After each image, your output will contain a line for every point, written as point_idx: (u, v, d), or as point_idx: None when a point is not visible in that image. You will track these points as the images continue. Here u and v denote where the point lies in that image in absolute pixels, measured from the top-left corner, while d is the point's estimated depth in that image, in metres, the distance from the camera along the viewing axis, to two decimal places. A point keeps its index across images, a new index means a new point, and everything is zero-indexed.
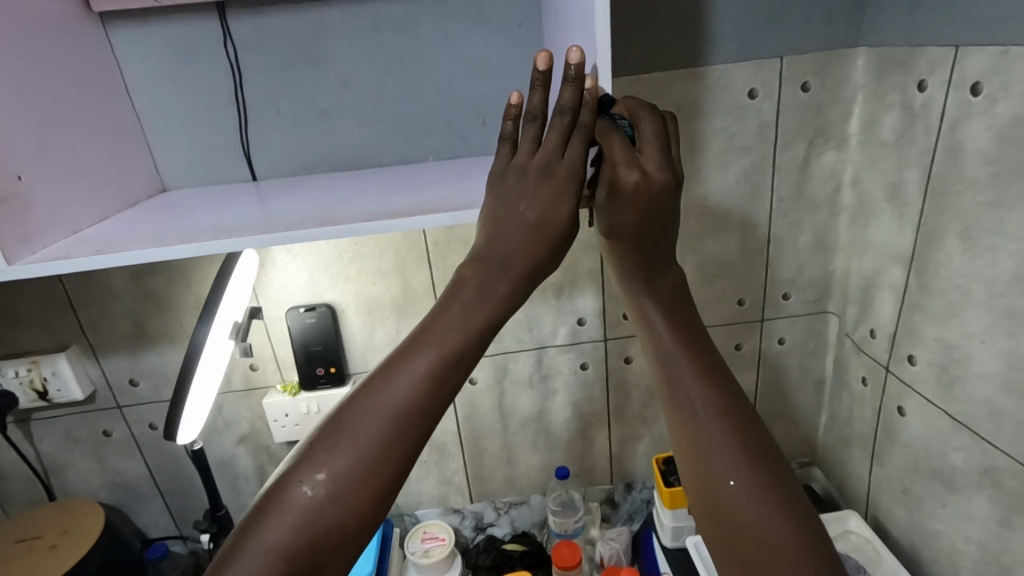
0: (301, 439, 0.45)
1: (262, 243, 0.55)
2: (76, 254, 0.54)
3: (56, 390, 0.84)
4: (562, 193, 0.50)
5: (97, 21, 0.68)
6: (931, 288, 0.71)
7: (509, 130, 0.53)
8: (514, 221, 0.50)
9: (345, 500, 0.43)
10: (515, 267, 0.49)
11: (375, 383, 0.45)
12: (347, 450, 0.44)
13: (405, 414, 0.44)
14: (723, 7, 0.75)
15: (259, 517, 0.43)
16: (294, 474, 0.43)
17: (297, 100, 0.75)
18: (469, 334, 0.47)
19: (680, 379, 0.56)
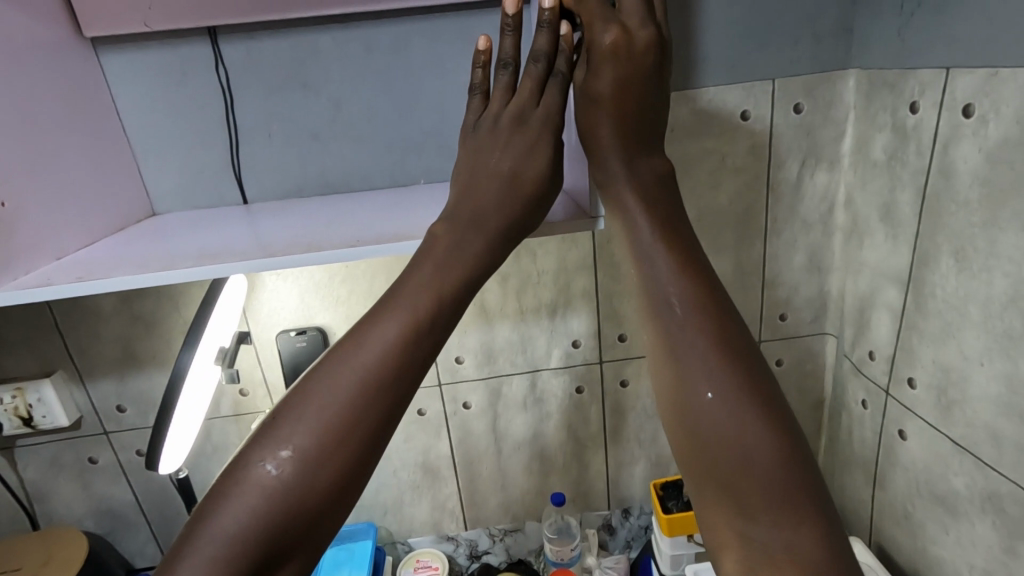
0: (264, 417, 0.44)
1: (248, 268, 0.55)
2: (58, 280, 0.53)
3: (41, 416, 0.82)
4: (534, 143, 0.55)
5: (89, 46, 0.68)
6: (928, 309, 0.71)
7: (483, 77, 0.59)
8: (490, 175, 0.55)
9: (311, 475, 0.42)
10: (489, 225, 0.52)
11: (343, 352, 0.45)
12: (312, 420, 0.43)
13: (374, 378, 0.44)
14: (713, 30, 0.75)
15: (220, 500, 0.41)
16: (258, 453, 0.42)
17: (289, 124, 0.75)
18: (439, 299, 0.48)
19: (684, 344, 0.48)
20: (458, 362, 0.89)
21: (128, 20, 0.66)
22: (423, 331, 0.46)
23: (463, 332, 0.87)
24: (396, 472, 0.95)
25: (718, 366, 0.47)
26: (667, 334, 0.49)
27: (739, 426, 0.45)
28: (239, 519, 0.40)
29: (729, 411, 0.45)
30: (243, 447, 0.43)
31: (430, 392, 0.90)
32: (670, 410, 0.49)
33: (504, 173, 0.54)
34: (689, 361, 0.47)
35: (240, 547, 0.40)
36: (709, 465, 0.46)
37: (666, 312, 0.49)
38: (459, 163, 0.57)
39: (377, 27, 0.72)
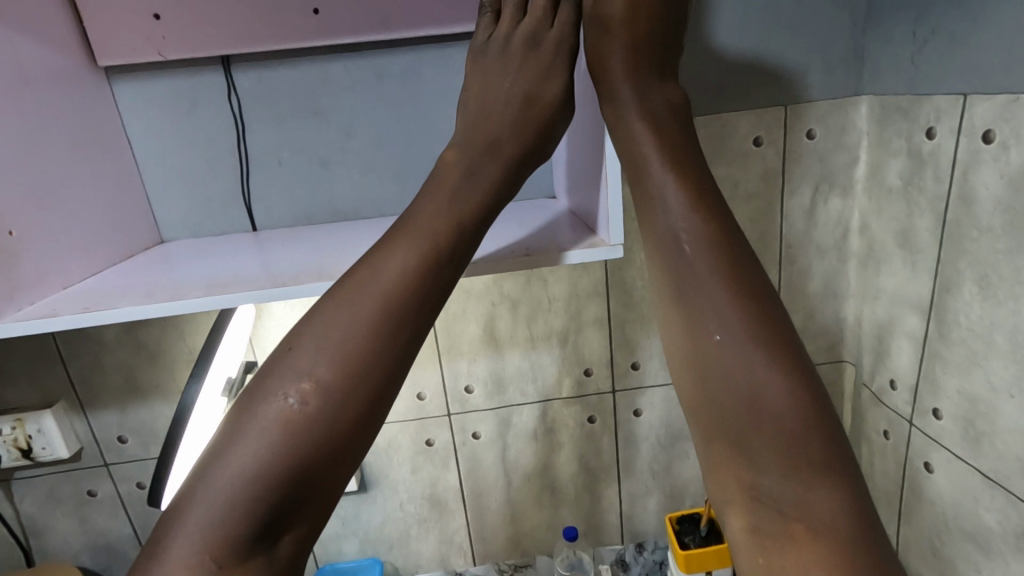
0: (281, 352, 0.49)
1: (257, 298, 0.53)
2: (64, 311, 0.52)
3: (40, 448, 0.80)
4: (548, 65, 0.58)
5: (102, 75, 0.68)
6: (951, 337, 0.69)
7: (491, 0, 0.61)
8: (504, 99, 0.59)
9: (329, 409, 0.46)
10: (502, 150, 0.58)
11: (356, 287, 0.50)
12: (329, 355, 0.48)
13: (386, 313, 0.49)
14: (724, 56, 0.75)
15: (240, 430, 0.46)
16: (278, 387, 0.47)
17: (298, 152, 0.74)
18: (448, 235, 0.52)
19: (696, 289, 0.51)
20: (467, 391, 0.87)
21: (141, 49, 0.66)
22: (432, 268, 0.51)
23: (472, 359, 0.86)
24: (403, 504, 0.92)
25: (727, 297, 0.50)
26: (680, 280, 0.52)
27: (750, 366, 0.48)
28: (257, 448, 0.45)
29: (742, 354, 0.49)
30: (260, 382, 0.48)
31: (438, 422, 0.88)
32: (684, 359, 0.53)
33: (519, 95, 0.58)
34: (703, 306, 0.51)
35: (256, 479, 0.44)
36: (718, 408, 0.49)
37: (678, 257, 0.53)
38: (469, 84, 0.61)
39: (388, 55, 0.72)
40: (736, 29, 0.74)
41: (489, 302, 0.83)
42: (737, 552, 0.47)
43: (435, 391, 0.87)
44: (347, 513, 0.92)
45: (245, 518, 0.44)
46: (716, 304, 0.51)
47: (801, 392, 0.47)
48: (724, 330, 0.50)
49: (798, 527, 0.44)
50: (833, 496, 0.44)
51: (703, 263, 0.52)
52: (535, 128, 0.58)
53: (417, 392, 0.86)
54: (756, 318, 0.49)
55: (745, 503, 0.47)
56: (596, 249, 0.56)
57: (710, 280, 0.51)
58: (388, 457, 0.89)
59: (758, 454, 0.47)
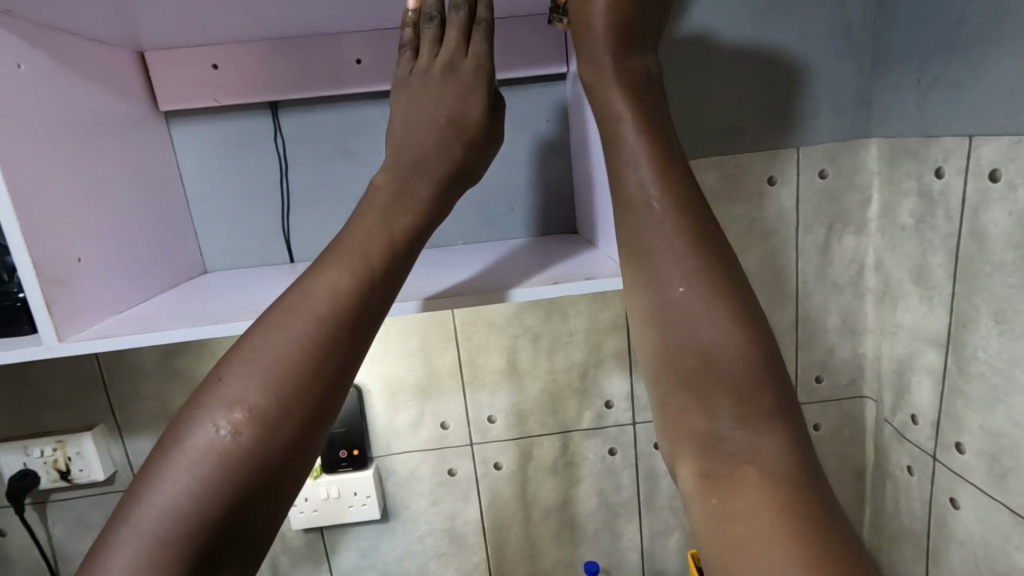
0: (213, 379, 0.49)
1: None
2: (123, 331, 0.55)
3: (78, 470, 0.83)
4: (470, 89, 0.58)
5: (161, 119, 0.74)
6: (970, 371, 0.70)
7: (410, 36, 0.60)
8: (427, 122, 0.58)
9: (264, 433, 0.47)
10: (433, 168, 0.58)
11: (293, 307, 0.51)
12: (261, 381, 0.48)
13: (321, 334, 0.50)
14: (736, 99, 0.79)
15: (173, 459, 0.46)
16: (207, 417, 0.47)
17: (335, 190, 0.79)
18: (383, 254, 0.54)
19: (669, 273, 0.54)
20: (489, 422, 0.89)
21: (198, 96, 0.72)
22: (365, 286, 0.52)
23: (494, 391, 0.88)
24: (423, 537, 0.93)
25: (695, 270, 0.53)
26: (646, 251, 0.55)
27: (717, 360, 0.51)
28: (186, 483, 0.45)
29: (721, 328, 0.51)
30: (189, 412, 0.48)
31: (460, 452, 0.90)
32: (657, 336, 0.55)
33: (442, 119, 0.58)
34: (673, 289, 0.53)
35: (192, 512, 0.45)
36: (695, 383, 0.52)
37: (652, 244, 0.54)
38: (393, 115, 0.60)
39: None
40: (748, 75, 0.79)
41: (512, 334, 0.86)
42: (689, 498, 0.51)
43: (458, 422, 0.88)
44: (368, 544, 0.93)
45: (179, 545, 0.44)
46: (696, 296, 0.52)
47: (760, 370, 0.50)
48: (701, 339, 0.52)
49: (745, 470, 0.48)
50: (776, 440, 0.49)
51: (678, 265, 0.53)
52: (471, 148, 0.59)
53: (440, 421, 0.88)
54: (722, 311, 0.52)
55: (701, 449, 0.51)
56: (542, 287, 0.57)
57: (689, 294, 0.53)
58: (410, 488, 0.90)
59: (716, 413, 0.50)
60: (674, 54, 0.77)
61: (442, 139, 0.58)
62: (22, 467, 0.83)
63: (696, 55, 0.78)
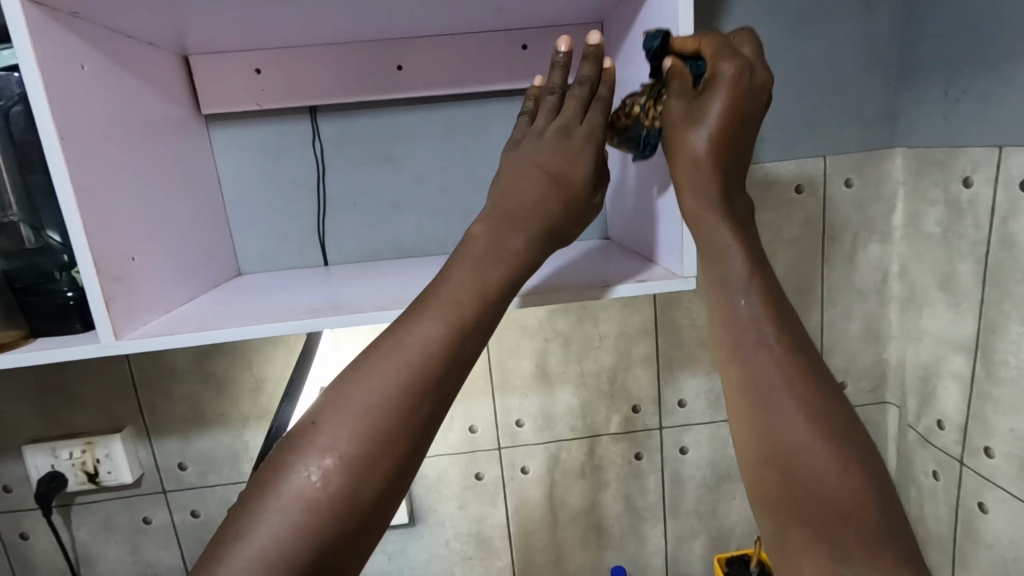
0: (305, 423, 0.48)
1: (345, 323, 0.57)
2: (178, 329, 0.55)
3: (106, 472, 0.83)
4: (578, 150, 0.57)
5: (202, 122, 0.75)
6: (1000, 376, 0.71)
7: (530, 107, 0.61)
8: (532, 177, 0.57)
9: (353, 482, 0.46)
10: (527, 223, 0.56)
11: (385, 354, 0.50)
12: (352, 428, 0.47)
13: (413, 384, 0.49)
14: (766, 109, 0.81)
15: (263, 502, 0.45)
16: (300, 461, 0.47)
17: (373, 195, 0.80)
18: (474, 304, 0.52)
19: (762, 372, 0.54)
20: (518, 426, 0.89)
21: (241, 100, 0.73)
22: (458, 336, 0.51)
23: (524, 395, 0.88)
24: (450, 541, 0.93)
25: (785, 372, 0.53)
26: (737, 348, 0.55)
27: (818, 472, 0.50)
28: (277, 530, 0.44)
29: (815, 433, 0.51)
30: (282, 455, 0.48)
31: (488, 456, 0.90)
32: (750, 439, 0.54)
33: (546, 176, 0.57)
34: (769, 388, 0.53)
35: (281, 559, 0.44)
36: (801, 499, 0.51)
37: (743, 339, 0.55)
38: (500, 171, 0.59)
39: (461, 108, 0.78)
40: (778, 86, 0.80)
41: (543, 339, 0.86)
42: None
43: (486, 425, 0.89)
44: (394, 548, 0.92)
45: None
46: (791, 399, 0.53)
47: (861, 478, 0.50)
48: (799, 441, 0.51)
49: None
50: (892, 568, 0.48)
51: (767, 364, 0.54)
52: (569, 211, 0.57)
53: (469, 425, 0.88)
54: (815, 412, 0.52)
55: None
56: (628, 284, 0.59)
57: (781, 392, 0.53)
58: (437, 492, 0.90)
59: (829, 534, 0.50)
60: None
61: (543, 194, 0.56)
62: (50, 469, 0.83)
63: None
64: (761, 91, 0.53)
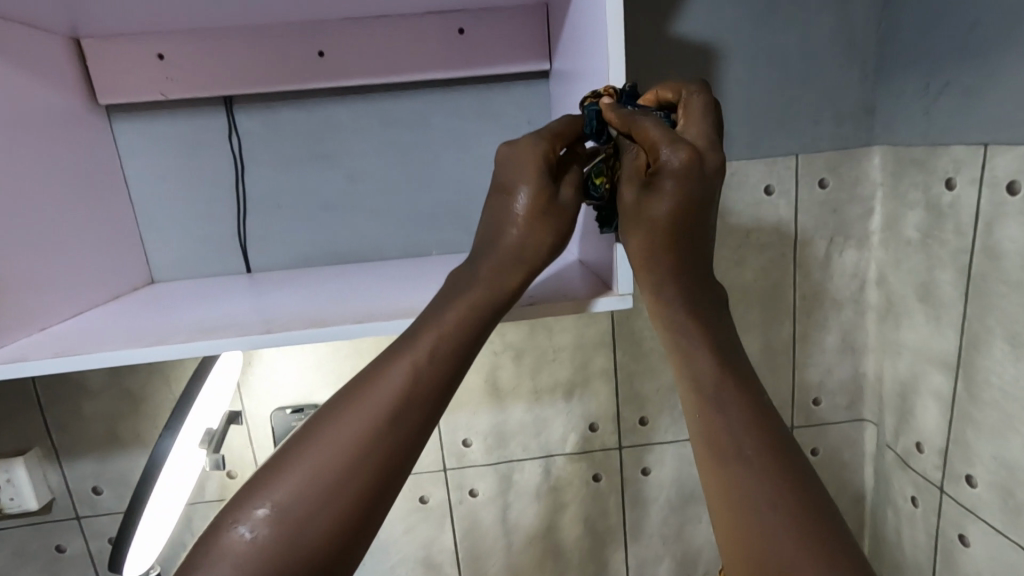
0: (263, 464, 0.44)
1: (230, 346, 0.49)
2: (34, 355, 0.48)
3: (9, 499, 0.75)
4: (523, 162, 0.47)
5: (102, 114, 0.67)
6: (982, 398, 0.65)
7: None
8: (496, 202, 0.50)
9: (301, 535, 0.41)
10: (501, 254, 0.48)
11: (356, 391, 0.45)
12: (307, 471, 0.42)
13: (382, 424, 0.44)
14: (732, 103, 0.74)
15: (207, 550, 0.40)
16: (246, 505, 0.41)
17: (298, 196, 0.72)
18: (455, 333, 0.46)
19: (725, 423, 0.47)
20: (465, 446, 0.82)
21: (143, 90, 0.65)
22: (433, 373, 0.45)
23: (471, 413, 0.81)
24: (395, 568, 0.86)
25: (751, 429, 0.47)
26: (705, 399, 0.48)
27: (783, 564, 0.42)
28: None
29: (777, 504, 0.44)
30: (233, 498, 0.43)
31: (434, 478, 0.83)
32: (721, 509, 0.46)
33: (503, 198, 0.49)
34: (733, 441, 0.47)
35: None
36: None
37: (708, 389, 0.48)
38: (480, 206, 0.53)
39: (393, 100, 0.71)
40: (745, 77, 0.73)
41: (491, 352, 0.79)
42: None
43: (432, 445, 0.82)
44: None
45: None
46: (756, 462, 0.46)
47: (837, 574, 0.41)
48: (759, 513, 0.44)
49: None
50: None
51: (726, 418, 0.47)
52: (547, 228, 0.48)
53: None
54: (780, 483, 0.45)
55: None
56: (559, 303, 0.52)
57: (744, 449, 0.46)
58: None
59: None
60: (666, 54, 0.72)
61: (509, 220, 0.49)
62: None
63: (690, 55, 0.72)
64: (710, 175, 0.45)
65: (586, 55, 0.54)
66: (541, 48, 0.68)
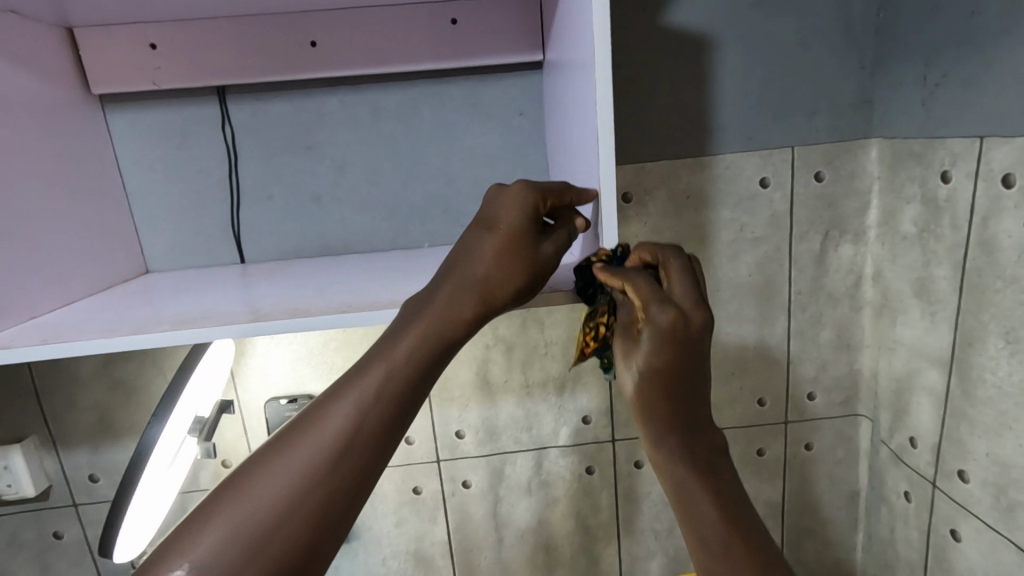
0: (195, 507, 0.44)
1: (214, 335, 0.49)
2: (21, 342, 0.49)
3: (6, 485, 0.76)
4: (517, 200, 0.49)
5: (96, 103, 0.67)
6: (976, 395, 0.64)
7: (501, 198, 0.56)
8: (476, 234, 0.50)
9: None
10: (468, 287, 0.48)
11: (294, 432, 0.45)
12: (240, 515, 0.42)
13: (320, 465, 0.44)
14: (727, 95, 0.73)
15: None
16: (179, 551, 0.42)
17: (291, 187, 0.72)
18: (405, 371, 0.47)
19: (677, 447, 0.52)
20: (458, 437, 0.82)
21: (136, 79, 0.65)
22: (379, 413, 0.46)
23: (463, 406, 0.81)
24: (386, 559, 0.86)
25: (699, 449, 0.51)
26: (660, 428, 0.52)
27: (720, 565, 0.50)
28: None
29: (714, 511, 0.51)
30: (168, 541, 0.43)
31: (426, 469, 0.83)
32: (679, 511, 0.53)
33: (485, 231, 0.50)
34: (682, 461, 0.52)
35: None
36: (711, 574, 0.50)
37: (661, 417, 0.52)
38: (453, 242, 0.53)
39: (386, 91, 0.71)
40: (741, 69, 0.73)
41: (484, 345, 0.79)
42: None
43: (424, 437, 0.82)
44: None
45: None
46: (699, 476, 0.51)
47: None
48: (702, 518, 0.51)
49: None
50: None
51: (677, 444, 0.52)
52: (507, 262, 0.48)
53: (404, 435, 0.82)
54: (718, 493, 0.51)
55: None
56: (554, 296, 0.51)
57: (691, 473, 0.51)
58: (372, 508, 0.84)
59: None
60: (660, 45, 0.71)
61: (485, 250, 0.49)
62: None
63: (685, 47, 0.71)
64: (695, 333, 0.48)
65: (575, 48, 0.54)
66: (533, 39, 0.67)
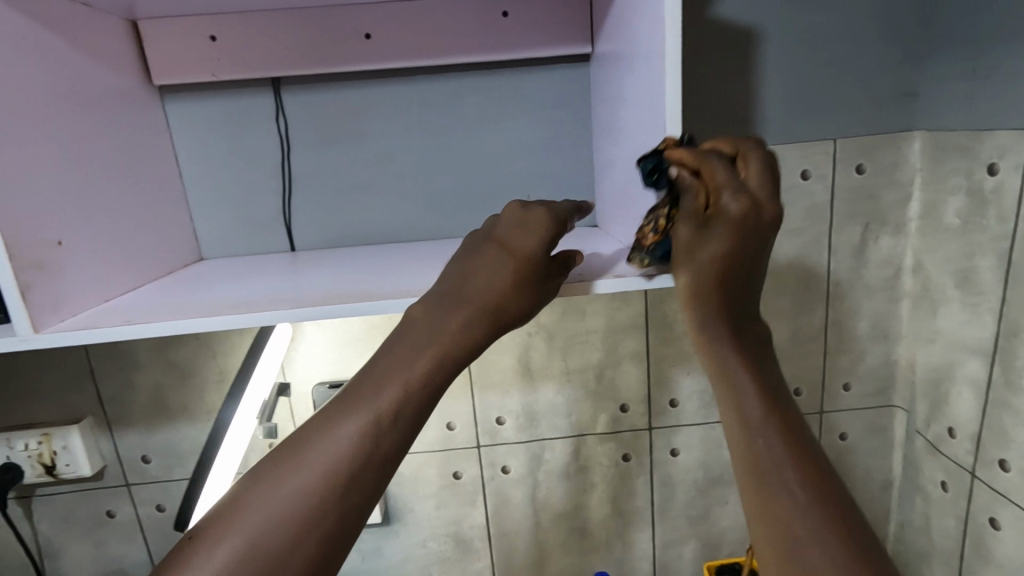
0: (209, 518, 0.43)
1: (286, 318, 0.51)
2: (105, 323, 0.51)
3: (64, 465, 0.79)
4: (541, 230, 0.50)
5: (155, 94, 0.69)
6: (1020, 385, 0.65)
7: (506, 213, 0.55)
8: (490, 259, 0.50)
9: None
10: (480, 315, 0.49)
11: (309, 437, 0.45)
12: (255, 524, 0.42)
13: (337, 472, 0.44)
14: (772, 88, 0.74)
15: None
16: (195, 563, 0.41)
17: (341, 176, 0.74)
18: (419, 383, 0.47)
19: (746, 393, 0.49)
20: (498, 423, 0.84)
21: (196, 70, 0.67)
22: (393, 423, 0.46)
23: (503, 392, 0.83)
24: (426, 541, 0.88)
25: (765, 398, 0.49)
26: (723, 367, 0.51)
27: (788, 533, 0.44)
28: None
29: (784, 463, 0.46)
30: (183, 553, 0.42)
31: (467, 454, 0.85)
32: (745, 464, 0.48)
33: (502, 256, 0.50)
34: (746, 408, 0.49)
35: None
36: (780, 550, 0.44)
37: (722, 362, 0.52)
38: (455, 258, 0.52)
39: (435, 83, 0.72)
40: (786, 61, 0.73)
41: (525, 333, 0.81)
42: None
43: (465, 422, 0.84)
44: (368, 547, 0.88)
45: None
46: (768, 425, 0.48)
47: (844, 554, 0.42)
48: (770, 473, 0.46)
49: None
50: None
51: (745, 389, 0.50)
52: (522, 291, 0.50)
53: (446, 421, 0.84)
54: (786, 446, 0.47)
55: None
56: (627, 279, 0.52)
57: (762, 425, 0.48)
58: (413, 491, 0.86)
59: None
60: (706, 37, 0.72)
61: (501, 278, 0.49)
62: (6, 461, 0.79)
63: (731, 39, 0.72)
64: (766, 222, 0.47)
65: (636, 40, 0.55)
66: (583, 31, 0.68)
